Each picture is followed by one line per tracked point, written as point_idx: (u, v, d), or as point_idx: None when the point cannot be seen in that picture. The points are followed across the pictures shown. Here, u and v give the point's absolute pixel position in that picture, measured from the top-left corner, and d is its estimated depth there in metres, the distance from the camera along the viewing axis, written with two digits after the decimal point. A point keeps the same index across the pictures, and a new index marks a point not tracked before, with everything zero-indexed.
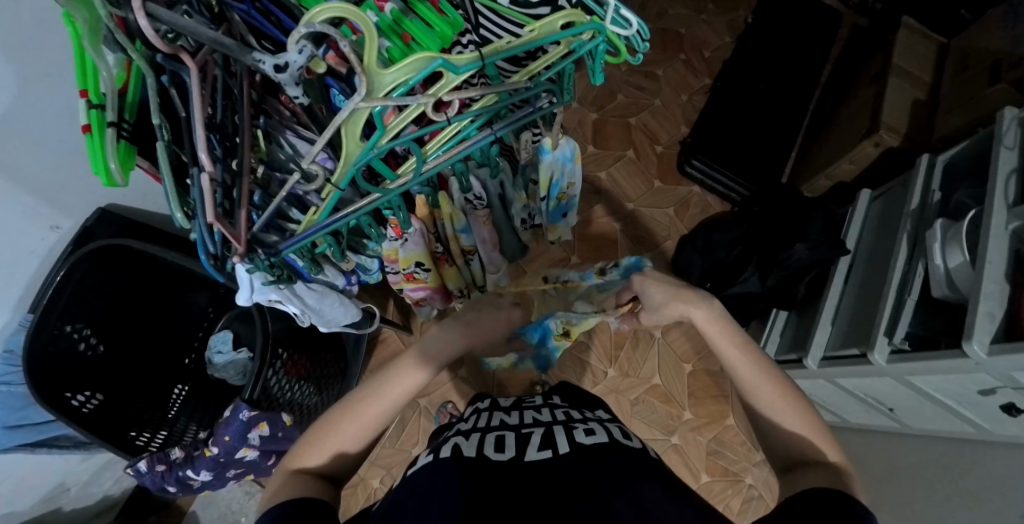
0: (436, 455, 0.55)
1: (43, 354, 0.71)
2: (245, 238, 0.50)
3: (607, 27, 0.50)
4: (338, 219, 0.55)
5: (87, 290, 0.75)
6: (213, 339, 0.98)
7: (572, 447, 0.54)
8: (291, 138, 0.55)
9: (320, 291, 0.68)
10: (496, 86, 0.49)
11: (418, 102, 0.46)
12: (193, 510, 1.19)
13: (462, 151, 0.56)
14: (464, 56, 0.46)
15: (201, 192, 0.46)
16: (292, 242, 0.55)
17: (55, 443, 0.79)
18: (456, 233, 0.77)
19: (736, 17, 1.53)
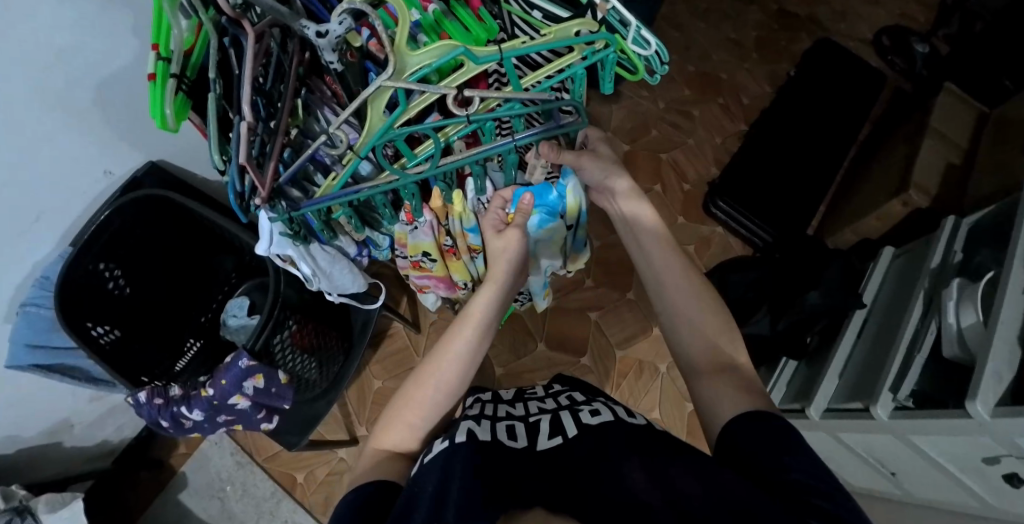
0: (451, 439, 0.54)
1: (76, 285, 0.77)
2: (270, 186, 0.55)
3: (618, 40, 0.55)
4: (349, 193, 0.59)
5: (121, 236, 0.81)
6: (230, 303, 1.02)
7: (579, 429, 0.56)
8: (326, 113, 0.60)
9: (333, 254, 0.72)
10: (512, 92, 0.52)
11: (439, 89, 0.50)
12: (184, 471, 1.19)
13: (479, 153, 0.59)
14: (485, 49, 0.50)
15: (239, 137, 0.51)
16: (309, 204, 0.59)
17: (70, 372, 0.84)
18: (465, 231, 0.74)
19: (778, 68, 1.55)
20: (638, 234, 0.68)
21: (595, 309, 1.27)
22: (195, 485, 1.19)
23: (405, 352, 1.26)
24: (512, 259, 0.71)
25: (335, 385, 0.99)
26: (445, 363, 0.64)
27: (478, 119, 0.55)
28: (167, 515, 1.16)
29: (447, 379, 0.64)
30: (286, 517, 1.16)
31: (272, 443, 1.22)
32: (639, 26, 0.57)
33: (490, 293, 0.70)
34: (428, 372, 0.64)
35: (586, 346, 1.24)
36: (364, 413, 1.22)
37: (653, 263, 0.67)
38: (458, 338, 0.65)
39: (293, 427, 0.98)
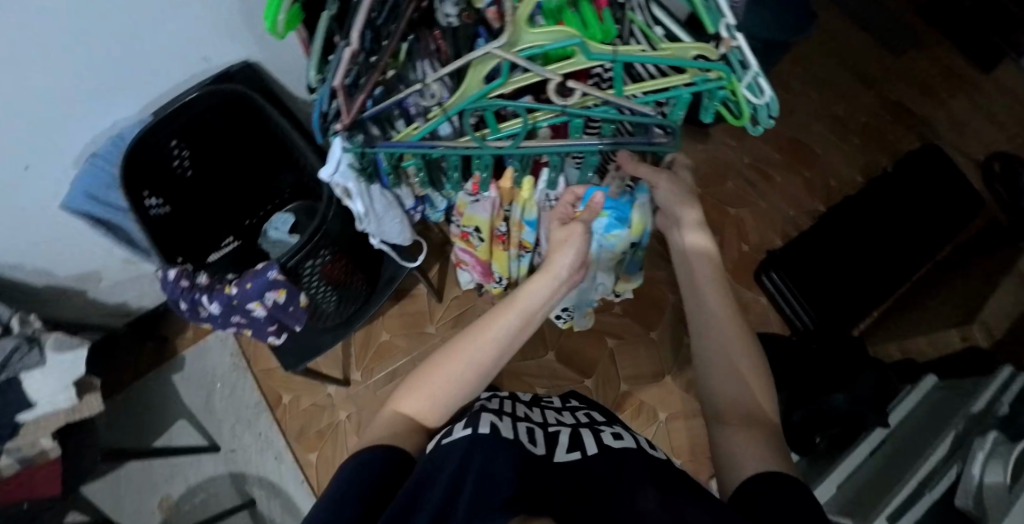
0: (474, 429, 0.52)
1: (146, 154, 0.80)
2: (352, 115, 0.54)
3: (733, 77, 0.55)
4: (424, 146, 0.58)
5: (196, 121, 0.83)
6: (275, 217, 1.04)
7: (600, 449, 0.55)
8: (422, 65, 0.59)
9: (390, 200, 0.72)
10: (613, 96, 0.53)
11: (546, 72, 0.50)
12: (183, 354, 1.24)
13: (562, 145, 0.58)
14: (600, 46, 0.49)
15: (339, 62, 0.51)
16: (384, 145, 0.59)
17: (115, 231, 0.88)
18: (522, 222, 0.73)
19: (876, 160, 1.47)
20: (693, 261, 0.67)
21: (613, 337, 1.25)
22: (190, 371, 1.23)
23: (419, 316, 1.27)
24: (571, 253, 0.65)
25: (347, 324, 1.01)
26: (482, 345, 0.60)
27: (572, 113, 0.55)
28: (156, 390, 1.21)
29: (478, 362, 0.59)
30: (260, 430, 1.19)
31: (270, 359, 1.24)
32: (758, 73, 0.55)
33: (541, 287, 0.64)
34: (460, 349, 0.60)
35: (594, 369, 1.23)
36: (363, 360, 1.23)
37: (700, 293, 0.65)
38: (499, 323, 0.62)
39: (296, 349, 0.99)
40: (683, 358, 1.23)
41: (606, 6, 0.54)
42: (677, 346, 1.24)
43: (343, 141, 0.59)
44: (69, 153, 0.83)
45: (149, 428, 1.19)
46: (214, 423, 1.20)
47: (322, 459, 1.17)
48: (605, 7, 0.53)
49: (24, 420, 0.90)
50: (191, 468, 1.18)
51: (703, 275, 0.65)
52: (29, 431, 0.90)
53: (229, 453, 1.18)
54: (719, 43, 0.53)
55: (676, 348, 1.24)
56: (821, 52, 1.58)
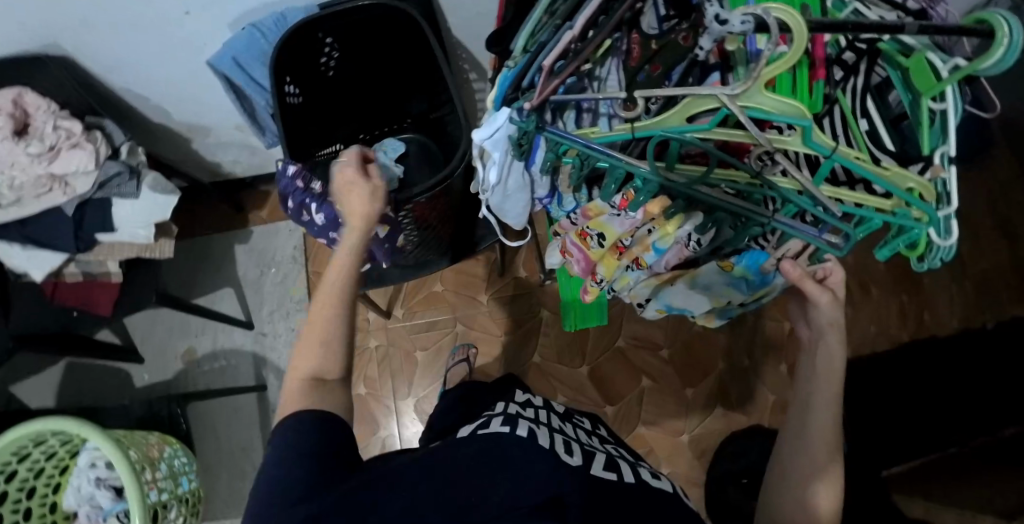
0: (511, 427, 0.47)
1: (303, 40, 0.80)
2: (544, 97, 0.49)
3: (937, 222, 0.50)
4: (596, 150, 0.52)
5: (357, 25, 0.81)
6: (388, 142, 1.02)
7: (637, 480, 0.47)
8: (613, 65, 0.55)
9: (524, 181, 0.63)
10: (816, 188, 0.47)
11: (760, 139, 0.45)
12: (251, 228, 1.27)
13: (736, 206, 0.52)
14: (825, 138, 0.44)
15: (553, 44, 0.48)
16: (558, 133, 0.53)
17: (244, 100, 0.89)
18: (652, 245, 0.67)
19: (983, 314, 1.37)
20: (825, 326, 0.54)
21: (649, 377, 1.23)
22: (252, 245, 1.26)
23: (476, 282, 1.26)
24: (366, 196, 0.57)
25: (418, 269, 1.01)
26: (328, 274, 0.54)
27: (766, 182, 0.50)
28: (218, 250, 1.26)
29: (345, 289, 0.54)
30: (294, 326, 1.23)
31: (327, 265, 1.26)
32: (953, 214, 0.49)
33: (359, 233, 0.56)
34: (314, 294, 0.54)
35: (620, 399, 1.22)
36: (409, 301, 1.24)
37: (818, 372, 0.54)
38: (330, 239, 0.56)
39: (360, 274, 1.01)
40: (709, 426, 1.20)
41: (823, 78, 0.49)
42: (708, 414, 1.21)
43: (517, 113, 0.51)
44: (230, 15, 0.84)
45: (199, 283, 1.24)
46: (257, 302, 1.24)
47: None
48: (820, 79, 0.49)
49: (102, 239, 0.94)
50: (222, 333, 1.23)
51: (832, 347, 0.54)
52: (101, 250, 0.95)
53: (260, 334, 1.22)
54: (927, 165, 0.49)
55: (707, 415, 1.21)
56: (973, 181, 1.46)
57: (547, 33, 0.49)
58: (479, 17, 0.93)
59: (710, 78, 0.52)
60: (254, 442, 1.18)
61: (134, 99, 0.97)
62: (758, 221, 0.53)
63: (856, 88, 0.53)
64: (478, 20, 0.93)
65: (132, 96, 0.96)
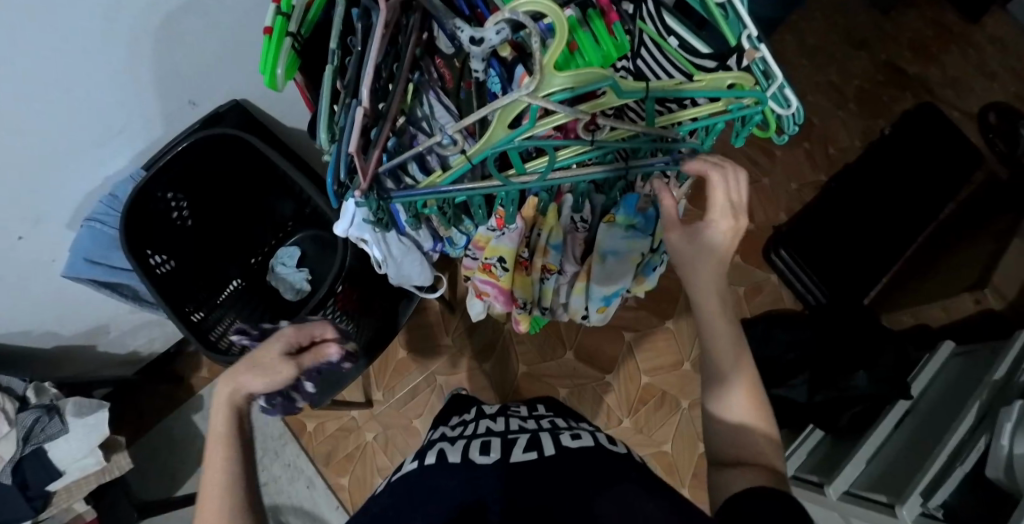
0: (421, 461, 0.53)
1: (145, 210, 0.77)
2: (371, 173, 0.50)
3: (767, 99, 0.51)
4: (449, 190, 0.53)
5: (189, 169, 0.80)
6: (281, 251, 1.01)
7: (559, 450, 0.51)
8: (437, 99, 0.55)
9: (408, 245, 0.67)
10: (645, 128, 0.49)
11: (576, 114, 0.46)
12: (201, 393, 1.23)
13: (588, 174, 0.55)
14: (633, 84, 0.45)
15: (351, 124, 0.47)
16: (403, 194, 0.54)
17: (120, 289, 0.86)
18: (547, 246, 0.72)
19: (875, 124, 1.46)
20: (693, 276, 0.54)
21: (629, 330, 1.25)
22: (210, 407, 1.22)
23: (434, 329, 1.25)
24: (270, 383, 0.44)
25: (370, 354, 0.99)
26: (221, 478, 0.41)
27: (601, 145, 0.52)
28: (180, 429, 1.21)
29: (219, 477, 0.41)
30: (289, 461, 1.19)
31: None
32: (784, 83, 0.53)
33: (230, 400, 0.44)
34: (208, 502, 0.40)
35: (614, 364, 1.24)
36: (382, 379, 1.23)
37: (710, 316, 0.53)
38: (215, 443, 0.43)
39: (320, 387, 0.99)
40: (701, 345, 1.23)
41: (617, 19, 0.50)
42: (694, 334, 1.24)
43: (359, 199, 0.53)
44: (62, 218, 0.80)
45: (176, 470, 1.18)
46: None
47: (354, 481, 1.17)
48: (616, 22, 0.50)
49: (54, 488, 0.89)
50: None
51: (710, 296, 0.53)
52: (60, 498, 0.90)
53: (261, 486, 1.18)
54: (742, 55, 0.51)
55: (693, 336, 1.24)
56: (809, 17, 1.55)
57: (342, 113, 0.49)
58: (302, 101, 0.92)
59: (516, 73, 0.48)
60: None
61: (13, 339, 0.92)
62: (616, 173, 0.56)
63: (651, 12, 0.54)
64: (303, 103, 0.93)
65: (9, 338, 0.91)
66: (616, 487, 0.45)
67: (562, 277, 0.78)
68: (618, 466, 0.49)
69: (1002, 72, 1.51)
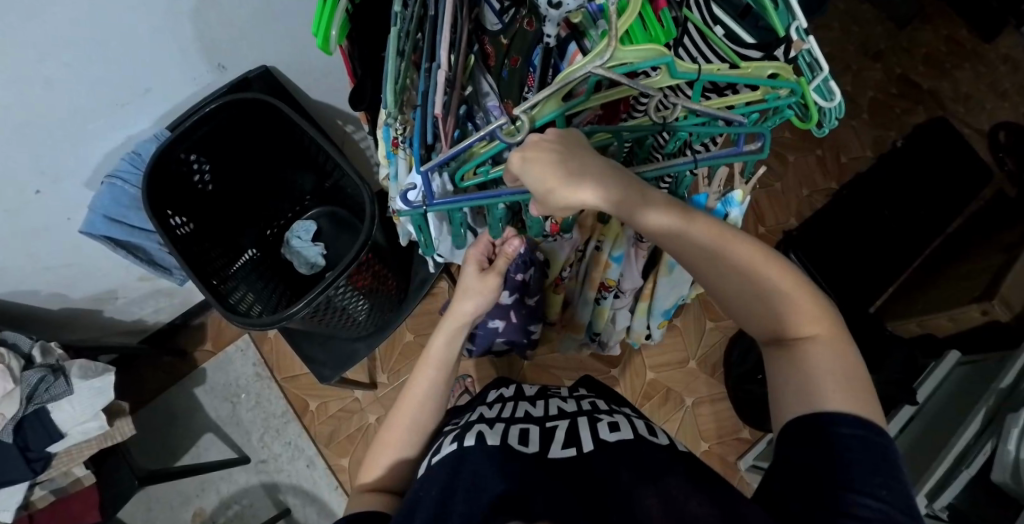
0: (461, 444, 0.52)
1: (165, 171, 0.76)
2: (450, 137, 0.49)
3: (806, 92, 0.53)
4: (504, 195, 0.49)
5: (214, 132, 0.79)
6: (297, 225, 1.01)
7: (597, 445, 0.50)
8: (485, 79, 0.55)
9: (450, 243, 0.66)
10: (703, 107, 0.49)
11: (649, 91, 0.45)
12: (203, 367, 1.21)
13: (662, 167, 0.54)
14: (688, 65, 0.46)
15: (431, 87, 0.47)
16: (454, 200, 0.50)
17: (135, 252, 0.86)
18: (609, 259, 0.76)
19: (887, 135, 1.48)
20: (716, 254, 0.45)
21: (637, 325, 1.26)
22: (213, 383, 1.21)
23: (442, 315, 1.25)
24: (478, 305, 0.62)
25: (379, 331, 0.98)
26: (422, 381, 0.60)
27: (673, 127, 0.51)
28: (179, 403, 1.19)
29: (430, 387, 0.60)
30: (290, 439, 1.18)
31: (295, 366, 1.23)
32: (828, 75, 0.53)
33: (454, 336, 0.62)
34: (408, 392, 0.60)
35: (621, 358, 1.24)
36: (389, 362, 1.22)
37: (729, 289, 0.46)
38: (421, 376, 0.60)
39: (329, 361, 0.98)
40: (707, 344, 1.24)
41: (666, 6, 0.52)
42: (701, 332, 1.25)
43: (403, 205, 0.52)
44: (82, 176, 0.80)
45: (174, 444, 1.17)
46: (241, 435, 1.19)
47: (355, 463, 1.16)
48: (664, 8, 0.52)
49: (56, 450, 0.87)
50: (223, 481, 1.17)
51: (727, 277, 0.45)
52: (60, 461, 0.88)
53: (260, 463, 1.17)
54: (788, 45, 0.53)
55: (700, 334, 1.25)
56: (825, 28, 1.57)
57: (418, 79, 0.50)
58: (331, 73, 0.92)
59: (568, 51, 0.52)
60: None
61: (22, 297, 0.90)
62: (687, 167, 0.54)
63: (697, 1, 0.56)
64: (332, 76, 0.93)
65: (17, 295, 0.90)
66: (649, 475, 0.44)
67: (623, 301, 0.87)
68: (647, 443, 0.49)
69: (1012, 92, 1.53)
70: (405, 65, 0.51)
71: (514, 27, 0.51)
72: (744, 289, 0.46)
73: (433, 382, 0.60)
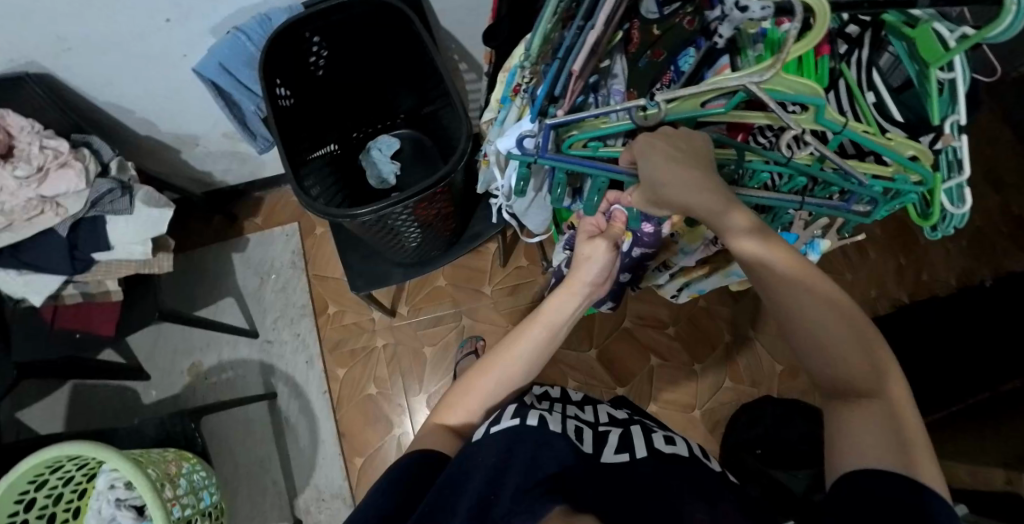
0: (522, 420, 0.50)
1: (288, 42, 0.77)
2: (573, 99, 0.50)
3: (936, 185, 0.52)
4: (616, 172, 0.50)
5: (344, 22, 0.80)
6: (380, 139, 1.02)
7: (651, 453, 0.49)
8: (620, 61, 0.55)
9: (536, 199, 0.70)
10: (833, 159, 0.48)
11: (787, 121, 0.45)
12: (247, 237, 1.26)
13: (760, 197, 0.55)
14: (837, 115, 0.45)
15: (577, 46, 0.47)
16: (553, 158, 0.50)
17: (231, 105, 0.88)
18: (678, 249, 0.70)
19: (978, 271, 1.39)
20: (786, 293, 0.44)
21: (657, 356, 1.24)
22: (250, 254, 1.25)
23: (479, 273, 1.25)
24: (595, 269, 0.62)
25: (419, 266, 1.00)
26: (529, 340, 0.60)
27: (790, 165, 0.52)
28: (215, 262, 1.24)
29: (532, 342, 0.60)
30: (300, 332, 1.22)
31: (328, 268, 1.25)
32: (965, 181, 0.52)
33: (569, 298, 0.62)
34: (496, 358, 0.60)
35: (630, 380, 1.23)
36: (414, 298, 1.23)
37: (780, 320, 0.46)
38: (523, 337, 0.61)
39: (366, 275, 0.99)
40: (718, 402, 1.21)
41: (827, 53, 0.49)
42: (716, 387, 1.22)
43: (516, 149, 0.52)
44: (210, 21, 0.81)
45: (197, 296, 1.22)
46: (262, 312, 1.22)
47: (349, 377, 1.19)
48: (825, 55, 0.49)
49: (98, 259, 0.92)
50: (228, 346, 1.22)
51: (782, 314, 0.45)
52: (98, 270, 0.92)
53: (266, 342, 1.22)
54: (937, 136, 0.50)
55: (715, 389, 1.22)
56: None
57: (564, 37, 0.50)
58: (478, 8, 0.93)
59: (717, 62, 0.51)
60: (270, 452, 1.16)
61: (117, 113, 0.94)
62: (790, 204, 0.55)
63: (861, 61, 0.52)
64: (478, 11, 0.93)
65: (112, 110, 0.94)
66: (686, 505, 0.43)
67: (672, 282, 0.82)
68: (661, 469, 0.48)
69: None
70: (558, 18, 0.50)
71: (674, 22, 0.49)
72: (810, 334, 0.43)
73: (529, 349, 0.60)
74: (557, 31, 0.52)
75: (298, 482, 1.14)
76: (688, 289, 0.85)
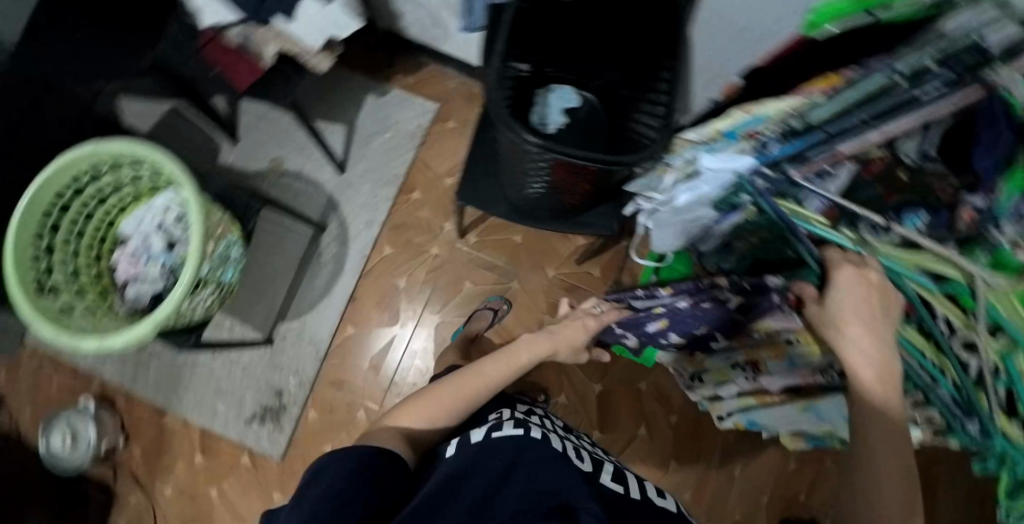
0: (527, 431, 0.58)
1: None
2: (816, 170, 0.50)
3: None
4: (810, 253, 0.49)
5: None
6: (559, 90, 0.98)
7: (644, 499, 0.52)
8: (850, 167, 0.50)
9: (693, 225, 0.65)
10: (987, 386, 0.45)
11: (976, 333, 0.43)
12: (390, 88, 1.26)
13: (904, 356, 0.54)
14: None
15: (850, 137, 0.46)
16: (772, 207, 0.49)
17: None
18: (786, 354, 0.70)
19: None
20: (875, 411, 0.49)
21: (647, 431, 1.21)
22: (383, 103, 1.26)
23: (554, 252, 1.22)
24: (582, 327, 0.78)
25: (523, 216, 0.98)
26: (494, 371, 0.68)
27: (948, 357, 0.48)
28: (349, 89, 1.26)
29: (502, 375, 0.68)
30: (376, 195, 1.23)
31: (433, 160, 1.25)
32: None
33: (532, 352, 0.73)
34: (464, 382, 0.66)
35: (610, 432, 1.21)
36: (485, 236, 1.22)
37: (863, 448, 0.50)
38: (494, 365, 0.69)
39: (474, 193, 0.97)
40: None
41: None
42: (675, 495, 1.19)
43: (748, 170, 0.52)
44: None
45: (316, 106, 1.24)
46: (358, 158, 1.24)
47: (387, 260, 1.20)
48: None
49: None
50: (314, 163, 1.24)
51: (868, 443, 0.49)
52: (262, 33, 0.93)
53: (344, 183, 1.23)
54: None
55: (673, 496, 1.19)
56: None
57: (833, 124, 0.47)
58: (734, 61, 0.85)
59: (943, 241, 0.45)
60: (285, 272, 1.19)
61: None
62: (919, 379, 0.54)
63: None
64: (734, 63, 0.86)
65: None
66: None
67: (745, 382, 0.83)
68: None
69: None
70: (843, 103, 0.46)
71: (929, 185, 0.47)
72: (865, 452, 0.50)
73: (503, 377, 0.69)
74: (828, 109, 0.48)
75: (292, 311, 1.18)
76: (749, 398, 0.86)
